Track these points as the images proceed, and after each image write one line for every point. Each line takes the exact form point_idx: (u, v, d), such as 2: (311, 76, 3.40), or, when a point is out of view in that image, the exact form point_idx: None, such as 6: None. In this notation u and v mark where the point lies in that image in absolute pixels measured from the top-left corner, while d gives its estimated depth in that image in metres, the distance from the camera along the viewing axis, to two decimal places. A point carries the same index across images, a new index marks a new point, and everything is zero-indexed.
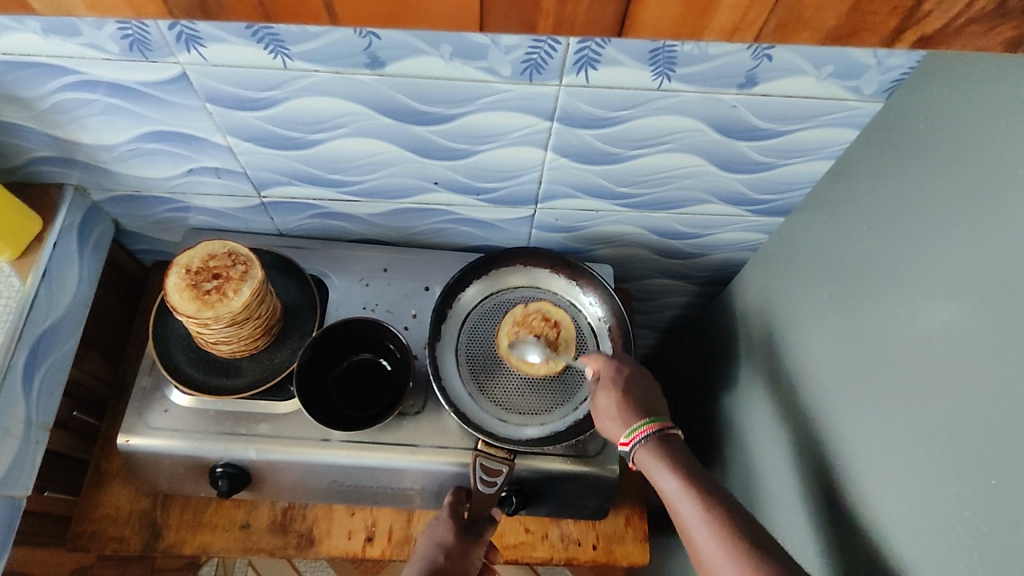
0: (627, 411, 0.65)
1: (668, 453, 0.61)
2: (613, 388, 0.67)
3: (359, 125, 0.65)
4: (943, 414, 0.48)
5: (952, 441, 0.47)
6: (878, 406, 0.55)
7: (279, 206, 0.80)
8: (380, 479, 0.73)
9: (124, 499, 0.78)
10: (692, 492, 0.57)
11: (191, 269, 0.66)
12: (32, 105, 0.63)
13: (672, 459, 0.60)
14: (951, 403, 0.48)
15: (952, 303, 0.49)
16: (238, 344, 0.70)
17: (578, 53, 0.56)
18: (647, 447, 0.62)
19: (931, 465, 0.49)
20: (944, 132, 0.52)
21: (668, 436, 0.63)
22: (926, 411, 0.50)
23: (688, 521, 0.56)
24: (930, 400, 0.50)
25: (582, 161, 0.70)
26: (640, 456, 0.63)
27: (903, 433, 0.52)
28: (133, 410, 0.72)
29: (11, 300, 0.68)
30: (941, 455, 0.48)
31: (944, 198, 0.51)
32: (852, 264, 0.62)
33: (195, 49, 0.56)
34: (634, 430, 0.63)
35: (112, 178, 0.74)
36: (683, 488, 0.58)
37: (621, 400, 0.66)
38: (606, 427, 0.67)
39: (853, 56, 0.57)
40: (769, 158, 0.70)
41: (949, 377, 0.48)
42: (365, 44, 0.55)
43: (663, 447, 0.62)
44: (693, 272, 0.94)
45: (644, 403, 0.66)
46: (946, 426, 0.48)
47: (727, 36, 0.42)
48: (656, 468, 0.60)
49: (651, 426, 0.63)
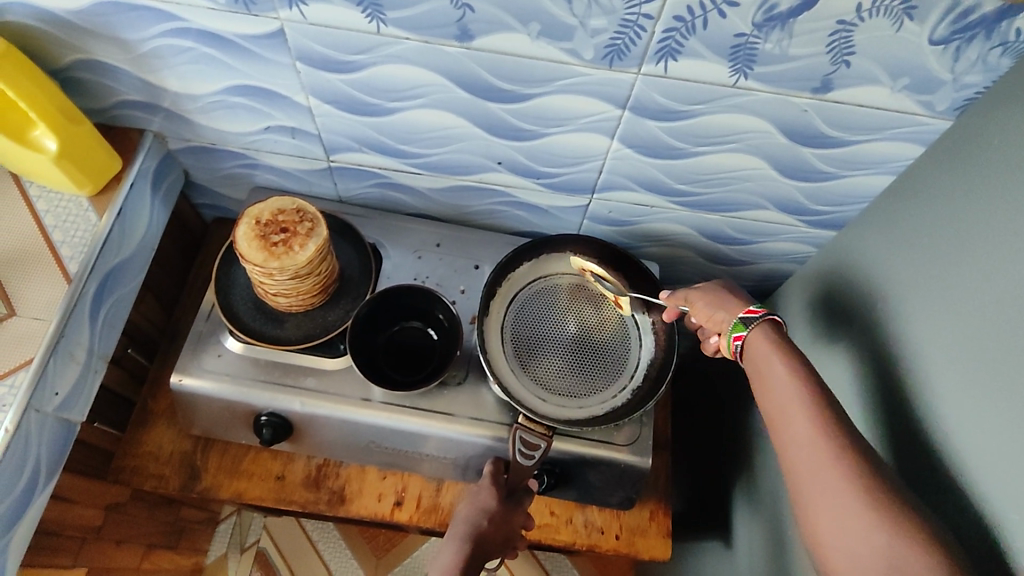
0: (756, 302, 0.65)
1: (785, 339, 0.59)
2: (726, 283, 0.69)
3: (436, 96, 0.67)
4: (995, 416, 0.49)
5: (1002, 443, 0.48)
6: (926, 411, 0.56)
7: (344, 172, 0.82)
8: (417, 445, 0.75)
9: (167, 439, 0.80)
10: (797, 377, 0.55)
11: (261, 220, 0.69)
12: (131, 48, 0.66)
13: (793, 351, 0.58)
14: (1006, 409, 0.48)
15: (1007, 307, 0.50)
16: (296, 298, 0.73)
17: (661, 43, 0.58)
18: (766, 329, 0.61)
19: (981, 468, 0.49)
20: (1008, 145, 0.53)
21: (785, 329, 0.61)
22: (976, 414, 0.50)
23: (784, 398, 0.55)
24: (982, 406, 0.50)
25: (646, 153, 0.72)
26: (753, 339, 0.61)
27: (955, 440, 0.52)
28: (188, 351, 0.74)
29: (87, 233, 0.71)
30: (989, 457, 0.49)
31: (1008, 210, 0.51)
32: (904, 271, 0.62)
33: (296, 6, 0.58)
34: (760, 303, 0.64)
35: (191, 128, 0.77)
36: (793, 370, 0.56)
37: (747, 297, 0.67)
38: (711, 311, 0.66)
39: (931, 70, 0.58)
40: (832, 168, 0.71)
41: (1006, 384, 0.48)
42: (459, 15, 0.57)
43: (783, 335, 0.60)
44: (737, 280, 0.95)
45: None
46: (998, 429, 0.48)
47: None
48: (768, 348, 0.59)
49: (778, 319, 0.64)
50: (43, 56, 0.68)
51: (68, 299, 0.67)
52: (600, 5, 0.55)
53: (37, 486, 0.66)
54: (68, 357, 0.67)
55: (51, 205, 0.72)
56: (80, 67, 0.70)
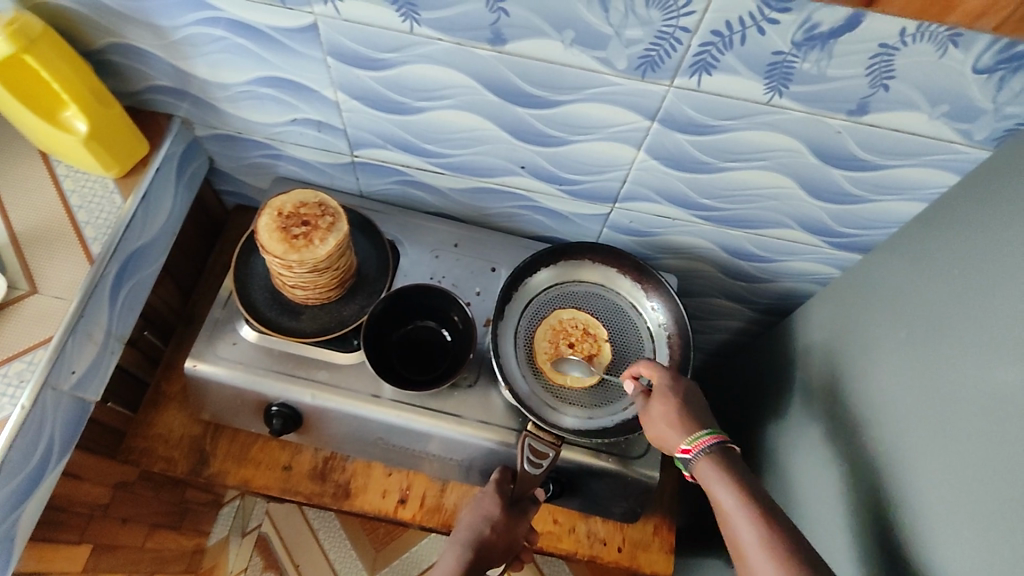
0: (688, 421, 0.64)
1: (733, 470, 0.60)
2: (669, 397, 0.66)
3: (463, 98, 0.67)
4: (999, 476, 0.49)
5: (1003, 503, 0.48)
6: (929, 458, 0.57)
7: (366, 167, 0.82)
8: (424, 445, 0.75)
9: (178, 423, 0.81)
10: (748, 506, 0.57)
11: (283, 213, 0.69)
12: (165, 35, 0.67)
13: (736, 474, 0.60)
14: (1009, 457, 0.49)
15: (1012, 363, 0.50)
16: (313, 291, 0.73)
17: (697, 57, 0.57)
18: (712, 460, 0.61)
19: (981, 513, 0.50)
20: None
21: (732, 455, 0.62)
22: (978, 463, 0.51)
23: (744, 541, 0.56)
24: (987, 452, 0.51)
25: (672, 166, 0.71)
26: (700, 470, 0.62)
27: (957, 481, 0.53)
28: (203, 337, 0.74)
29: (112, 214, 0.71)
30: (990, 515, 0.49)
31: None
32: (927, 312, 0.61)
33: (331, 2, 0.58)
34: (695, 439, 0.63)
35: (218, 116, 0.78)
36: (748, 509, 0.57)
37: (679, 408, 0.65)
38: (658, 432, 0.66)
39: (971, 98, 0.56)
40: (861, 192, 0.69)
41: (1011, 431, 0.49)
42: (493, 19, 0.57)
43: (729, 464, 0.61)
44: (755, 297, 0.94)
45: (701, 417, 0.65)
46: (992, 483, 0.50)
47: (971, 20, 0.48)
48: (717, 481, 0.60)
49: (713, 436, 0.63)
50: (77, 38, 0.69)
51: (89, 279, 0.68)
52: (637, 15, 0.54)
53: (49, 463, 0.67)
54: (86, 338, 0.68)
55: (78, 185, 0.72)
56: (113, 51, 0.70)
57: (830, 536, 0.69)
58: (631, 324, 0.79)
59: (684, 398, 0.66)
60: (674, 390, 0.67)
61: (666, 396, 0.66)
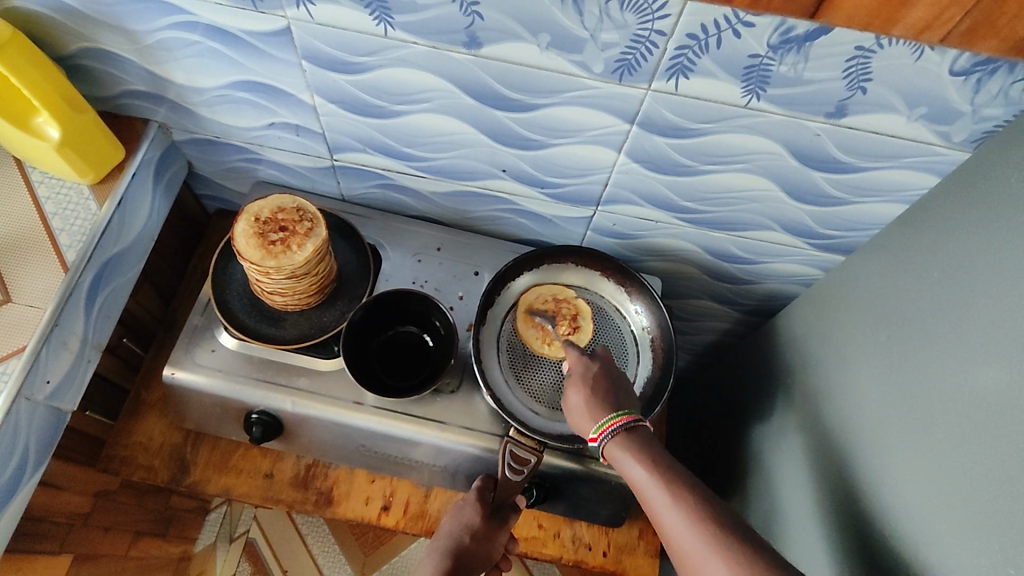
0: (598, 408, 0.64)
1: (638, 442, 0.60)
2: (581, 385, 0.65)
3: (441, 101, 0.66)
4: (979, 480, 0.49)
5: (983, 506, 0.48)
6: (905, 458, 0.57)
7: (347, 171, 0.81)
8: (405, 451, 0.74)
9: (158, 431, 0.80)
10: (654, 472, 0.57)
11: (260, 218, 0.68)
12: (137, 39, 0.66)
13: (643, 446, 0.60)
14: (985, 460, 0.49)
15: (988, 365, 0.50)
16: (293, 297, 0.72)
17: (673, 60, 0.56)
18: (620, 439, 0.61)
19: (954, 514, 0.50)
20: (1013, 202, 0.52)
21: (641, 430, 0.62)
22: (953, 464, 0.52)
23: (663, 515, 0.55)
24: (962, 453, 0.51)
25: (653, 168, 0.71)
26: (611, 452, 0.61)
27: (931, 481, 0.53)
28: (182, 345, 0.74)
29: (87, 222, 0.70)
30: (969, 519, 0.49)
31: (1004, 260, 0.52)
32: (908, 316, 0.61)
33: (304, 6, 0.57)
34: (600, 426, 0.62)
35: (195, 120, 0.77)
36: (661, 480, 0.56)
37: (591, 395, 0.65)
38: (575, 422, 0.66)
39: (948, 100, 0.56)
40: (842, 194, 0.69)
41: (986, 433, 0.49)
42: (468, 22, 0.56)
43: (635, 439, 0.61)
44: (741, 299, 0.94)
45: (618, 399, 0.65)
46: (966, 484, 0.50)
47: (915, 33, 0.50)
48: (626, 458, 0.59)
49: (623, 419, 0.62)
50: (50, 43, 0.68)
51: (63, 288, 0.67)
52: (612, 19, 0.54)
53: (25, 473, 0.66)
54: (61, 346, 0.67)
55: (52, 191, 0.71)
56: (86, 55, 0.69)
57: (811, 539, 0.69)
58: (614, 328, 0.79)
59: (598, 384, 0.66)
60: (589, 377, 0.66)
61: (580, 385, 0.66)
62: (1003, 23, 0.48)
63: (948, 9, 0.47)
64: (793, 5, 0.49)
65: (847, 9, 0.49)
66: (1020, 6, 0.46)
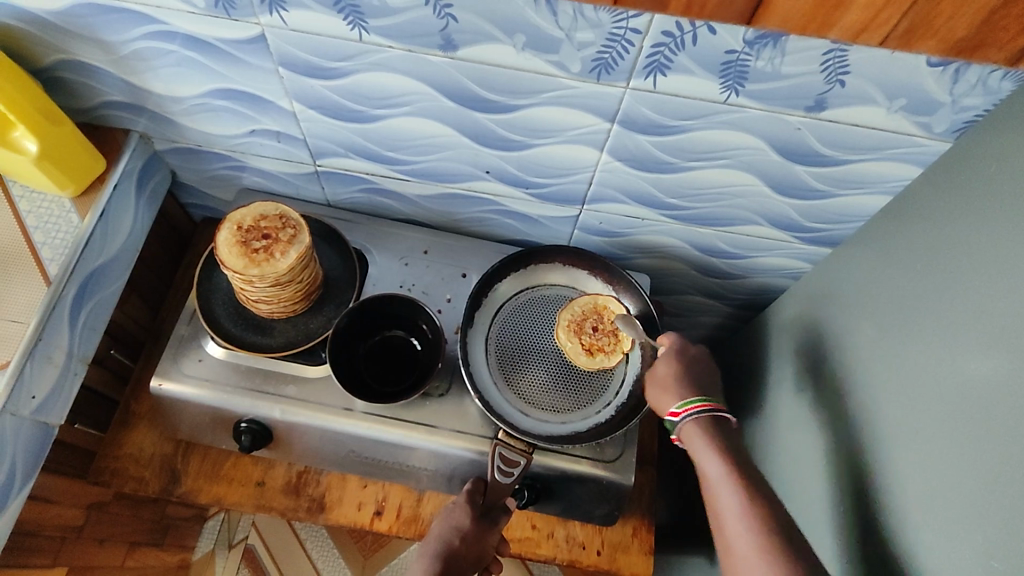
0: (685, 387, 0.67)
1: (720, 438, 0.62)
2: (673, 360, 0.69)
3: (421, 104, 0.66)
4: (966, 473, 0.49)
5: (972, 499, 0.48)
6: (894, 451, 0.57)
7: (331, 176, 0.81)
8: (396, 455, 0.74)
9: (148, 442, 0.80)
10: (731, 471, 0.58)
11: (242, 226, 0.68)
12: (113, 49, 0.65)
13: (723, 442, 0.62)
14: (971, 451, 0.49)
15: (975, 357, 0.50)
16: (278, 304, 0.72)
17: (650, 58, 0.56)
18: (699, 423, 0.63)
19: (939, 506, 0.50)
20: (1000, 189, 0.51)
21: (722, 420, 0.64)
22: (938, 456, 0.52)
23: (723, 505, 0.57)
24: (947, 445, 0.51)
25: (636, 167, 0.70)
26: (688, 434, 0.64)
27: (917, 473, 0.53)
28: (169, 355, 0.73)
29: (69, 234, 0.70)
30: (957, 511, 0.49)
31: (990, 250, 0.51)
32: (899, 305, 0.61)
33: (277, 12, 0.57)
34: (685, 404, 0.65)
35: (176, 129, 0.76)
36: (730, 473, 0.58)
37: (678, 372, 0.68)
38: (655, 396, 0.68)
39: (927, 91, 0.56)
40: (826, 187, 0.69)
41: (972, 425, 0.49)
42: (442, 25, 0.56)
43: (714, 429, 0.63)
44: (731, 293, 0.93)
45: (703, 383, 0.67)
46: (952, 475, 0.50)
47: (852, 36, 0.51)
48: (702, 448, 0.61)
49: (709, 403, 0.65)
50: (27, 56, 0.68)
51: (47, 302, 0.67)
52: (586, 18, 0.53)
53: (13, 488, 0.66)
54: (46, 360, 0.67)
55: (34, 205, 0.71)
56: (63, 67, 0.69)
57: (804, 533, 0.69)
58: None
59: (686, 363, 0.68)
60: (678, 356, 0.69)
61: (671, 359, 0.69)
62: (939, 24, 0.49)
63: (884, 10, 0.48)
64: (728, 12, 0.50)
65: (780, 13, 0.50)
66: (955, 6, 0.47)
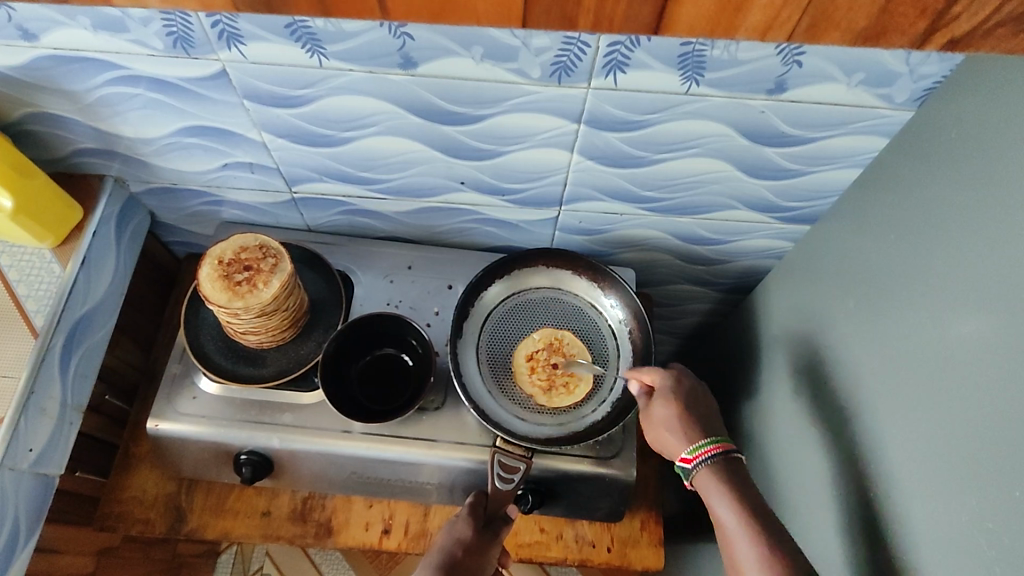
0: (690, 430, 0.67)
1: (732, 481, 0.62)
2: (673, 401, 0.68)
3: (388, 123, 0.66)
4: (961, 437, 0.48)
5: (966, 465, 0.48)
6: (889, 420, 0.57)
7: (308, 201, 0.81)
8: (400, 473, 0.74)
9: (151, 482, 0.80)
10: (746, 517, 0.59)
11: (223, 260, 0.68)
12: (78, 98, 0.66)
13: (734, 485, 0.62)
14: (965, 415, 0.48)
15: (963, 321, 0.50)
16: (266, 334, 0.72)
17: (608, 56, 0.57)
18: (711, 470, 0.64)
19: (937, 473, 0.50)
20: (979, 149, 0.51)
21: (733, 463, 0.64)
22: (934, 422, 0.51)
23: (740, 553, 0.58)
24: (942, 411, 0.51)
25: (609, 164, 0.71)
26: (700, 480, 0.64)
27: (913, 440, 0.53)
28: (163, 395, 0.74)
29: (52, 285, 0.70)
30: (953, 479, 0.49)
31: (972, 208, 0.51)
32: (883, 273, 0.60)
33: (235, 46, 0.58)
34: (696, 448, 0.65)
35: (150, 170, 0.77)
36: (740, 516, 0.59)
37: (683, 413, 0.68)
38: (663, 441, 0.68)
39: (884, 63, 0.56)
40: (796, 165, 0.69)
41: (966, 389, 0.48)
42: (399, 44, 0.56)
43: (728, 472, 0.63)
44: (718, 278, 0.94)
45: (708, 424, 0.68)
46: (947, 441, 0.50)
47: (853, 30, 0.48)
48: (715, 491, 0.62)
49: (714, 447, 0.65)
50: None
51: (35, 354, 0.67)
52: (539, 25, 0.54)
53: (18, 542, 0.67)
54: (40, 413, 0.67)
55: (14, 259, 0.71)
56: (31, 120, 0.69)
57: (807, 511, 0.69)
58: (591, 324, 0.79)
59: (687, 404, 0.69)
60: (676, 394, 0.69)
61: (670, 401, 0.68)
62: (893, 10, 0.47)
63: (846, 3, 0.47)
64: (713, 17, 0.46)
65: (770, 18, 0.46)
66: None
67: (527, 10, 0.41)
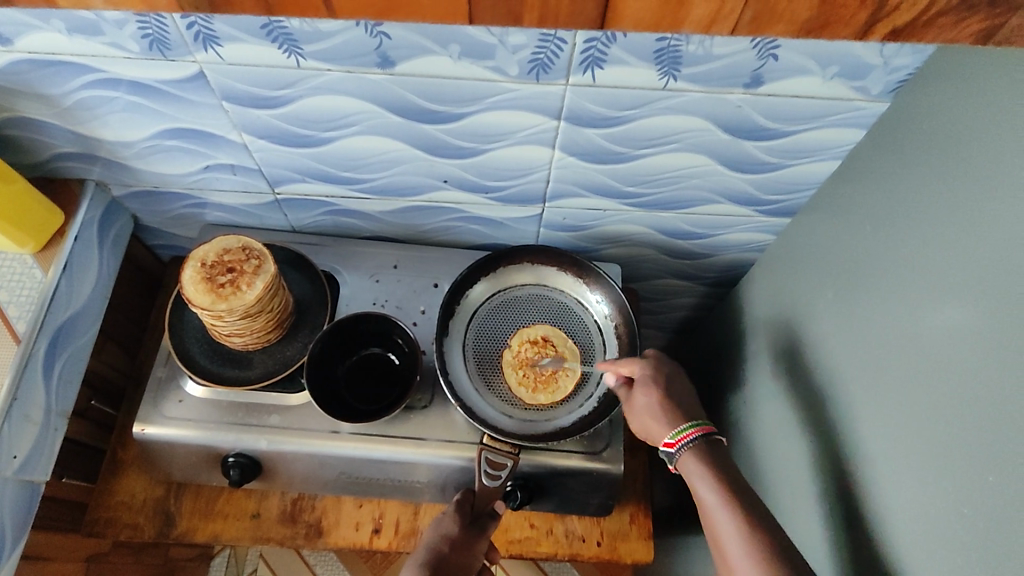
0: (672, 416, 0.67)
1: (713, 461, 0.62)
2: (654, 388, 0.68)
3: (368, 123, 0.66)
4: (939, 423, 0.49)
5: (943, 451, 0.48)
6: (868, 409, 0.57)
7: (292, 203, 0.81)
8: (388, 472, 0.74)
9: (139, 487, 0.80)
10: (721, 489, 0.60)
11: (206, 262, 0.68)
12: (56, 102, 0.65)
13: (713, 465, 0.62)
14: (943, 402, 0.49)
15: (940, 308, 0.50)
16: (251, 336, 0.72)
17: (585, 53, 0.57)
18: (694, 453, 0.63)
19: (914, 459, 0.51)
20: (955, 138, 0.51)
21: (715, 444, 0.64)
22: (912, 409, 0.52)
23: (722, 527, 0.58)
24: (920, 398, 0.51)
25: (590, 160, 0.71)
26: (684, 464, 0.64)
27: (892, 427, 0.54)
28: (149, 399, 0.74)
29: (34, 290, 0.70)
30: (930, 465, 0.49)
31: (948, 196, 0.51)
32: (863, 263, 0.61)
33: (212, 48, 0.58)
34: (679, 433, 0.65)
35: (131, 173, 0.76)
36: (718, 491, 0.60)
37: (664, 398, 0.68)
38: (646, 427, 0.68)
39: (858, 55, 0.57)
40: (776, 158, 0.70)
41: (943, 376, 0.49)
42: (376, 43, 0.56)
43: (710, 454, 0.63)
44: (703, 272, 0.95)
45: (690, 411, 0.68)
46: (924, 428, 0.50)
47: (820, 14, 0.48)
48: (698, 472, 0.62)
49: (698, 429, 0.65)
50: None
51: (17, 360, 0.66)
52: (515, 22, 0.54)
53: (4, 550, 0.67)
54: (24, 420, 0.67)
55: None
56: (9, 125, 0.69)
57: (792, 501, 0.69)
58: (577, 320, 0.79)
59: (669, 387, 0.69)
60: (657, 380, 0.69)
61: (651, 389, 0.68)
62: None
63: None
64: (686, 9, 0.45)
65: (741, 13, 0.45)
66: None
67: (473, 7, 0.42)
